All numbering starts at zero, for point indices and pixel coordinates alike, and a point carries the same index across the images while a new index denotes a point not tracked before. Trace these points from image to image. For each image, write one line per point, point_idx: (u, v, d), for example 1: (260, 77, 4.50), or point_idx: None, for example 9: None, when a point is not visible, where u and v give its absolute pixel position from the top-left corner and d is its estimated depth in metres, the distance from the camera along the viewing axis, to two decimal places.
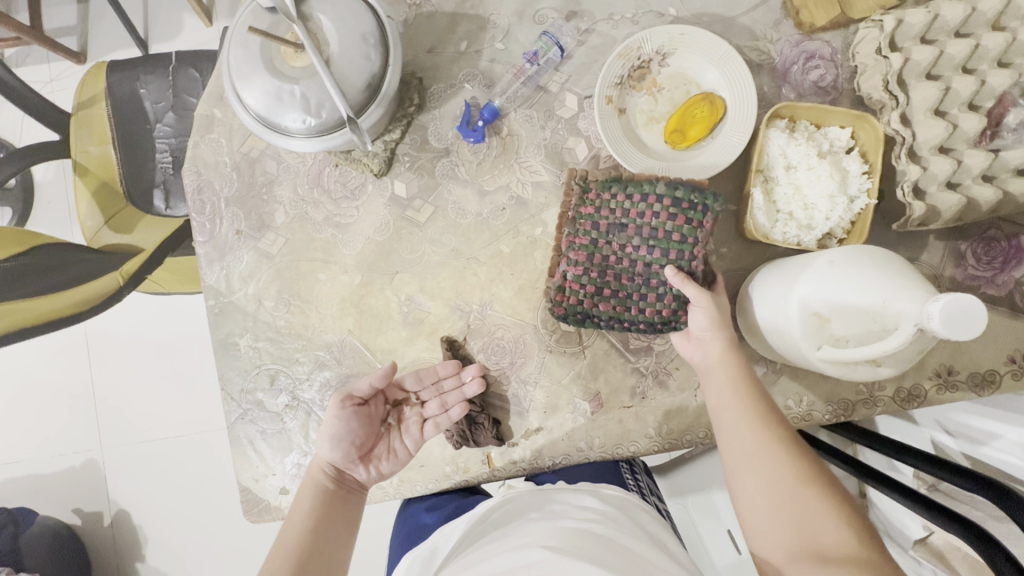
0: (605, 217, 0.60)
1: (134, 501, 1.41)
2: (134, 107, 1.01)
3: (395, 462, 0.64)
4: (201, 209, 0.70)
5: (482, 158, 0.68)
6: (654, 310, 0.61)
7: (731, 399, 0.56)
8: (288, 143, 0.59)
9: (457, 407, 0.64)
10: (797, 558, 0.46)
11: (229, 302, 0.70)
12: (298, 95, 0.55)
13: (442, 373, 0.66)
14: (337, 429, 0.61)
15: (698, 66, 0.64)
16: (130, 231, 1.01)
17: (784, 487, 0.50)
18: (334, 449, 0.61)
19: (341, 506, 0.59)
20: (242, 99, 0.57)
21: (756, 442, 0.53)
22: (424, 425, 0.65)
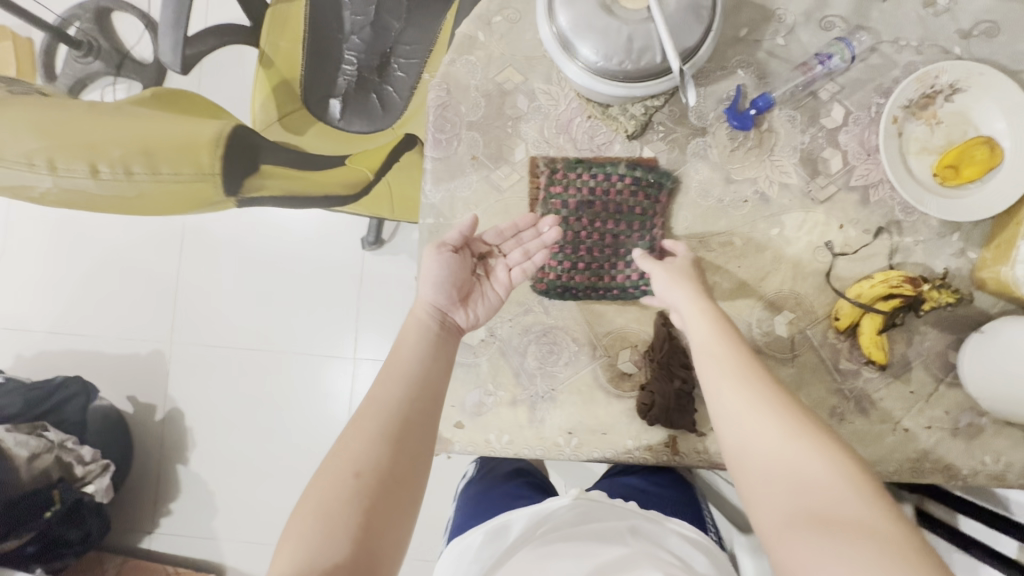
0: (572, 197, 0.66)
1: (192, 403, 1.39)
2: (332, 12, 1.00)
3: (489, 306, 0.62)
4: (442, 126, 0.69)
5: (737, 146, 0.68)
6: (625, 276, 0.67)
7: (725, 361, 0.52)
8: (566, 67, 0.59)
9: (542, 253, 0.63)
10: (795, 525, 0.40)
11: (448, 225, 0.69)
12: (622, 35, 0.55)
13: (521, 225, 0.64)
14: (438, 272, 0.59)
15: (984, 109, 0.64)
16: (299, 134, 0.99)
17: (784, 451, 0.44)
18: (437, 292, 0.59)
19: (443, 353, 0.57)
20: (554, 13, 0.58)
21: (755, 403, 0.48)
22: (511, 273, 0.63)
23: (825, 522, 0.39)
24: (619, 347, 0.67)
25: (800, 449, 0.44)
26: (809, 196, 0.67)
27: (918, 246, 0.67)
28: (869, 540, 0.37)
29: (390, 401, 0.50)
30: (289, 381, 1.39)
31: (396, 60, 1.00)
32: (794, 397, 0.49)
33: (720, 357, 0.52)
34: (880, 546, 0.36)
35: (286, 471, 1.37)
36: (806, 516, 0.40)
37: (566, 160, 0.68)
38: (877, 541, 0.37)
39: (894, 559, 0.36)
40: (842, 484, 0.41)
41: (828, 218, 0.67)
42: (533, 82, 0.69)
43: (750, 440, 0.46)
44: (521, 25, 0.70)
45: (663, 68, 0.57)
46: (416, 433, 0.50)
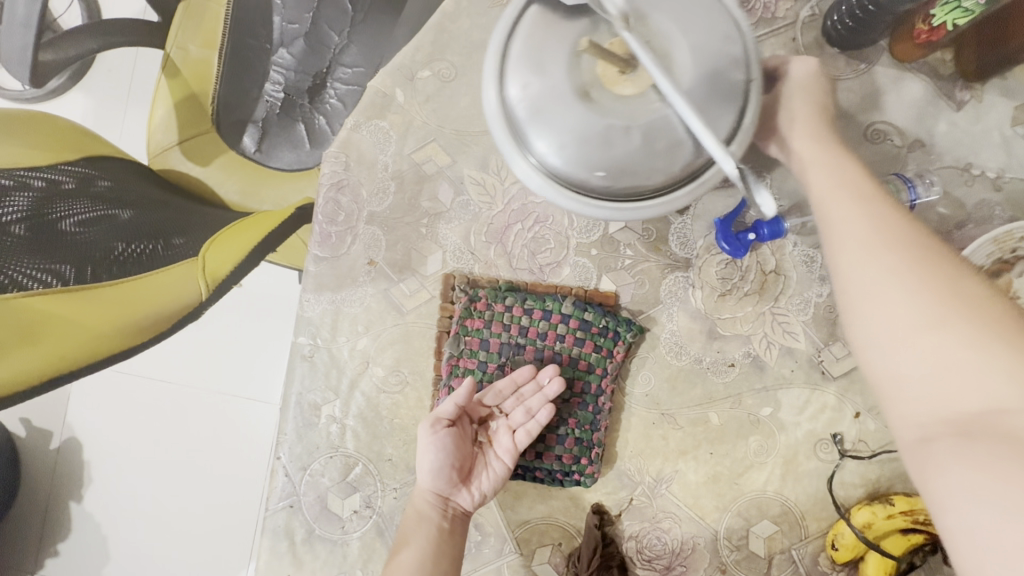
0: (495, 335, 0.48)
1: (94, 435, 1.22)
2: (260, 17, 0.80)
3: (495, 480, 0.48)
4: (333, 216, 0.51)
5: (729, 289, 0.49)
6: (554, 455, 0.49)
7: (857, 219, 0.34)
8: (512, 163, 0.36)
9: (545, 413, 0.47)
10: (935, 435, 0.29)
11: (327, 350, 0.51)
12: (632, 140, 0.32)
13: (517, 379, 0.48)
14: (430, 459, 0.46)
15: None
16: (204, 165, 0.80)
17: (919, 339, 0.30)
18: (435, 478, 0.47)
19: (457, 545, 0.46)
20: (504, 90, 0.35)
21: (887, 282, 0.32)
22: (515, 437, 0.48)
23: (970, 432, 0.28)
24: (536, 543, 0.50)
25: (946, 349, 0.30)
26: (819, 368, 0.49)
27: None
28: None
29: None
30: (203, 422, 1.21)
31: (332, 84, 0.81)
32: (951, 258, 0.32)
33: (844, 184, 0.36)
34: None
35: (188, 520, 1.21)
36: (948, 422, 0.29)
37: (492, 285, 0.49)
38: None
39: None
40: (1007, 376, 0.28)
41: (841, 400, 0.49)
42: (464, 168, 0.51)
43: (872, 306, 0.32)
44: (455, 85, 0.51)
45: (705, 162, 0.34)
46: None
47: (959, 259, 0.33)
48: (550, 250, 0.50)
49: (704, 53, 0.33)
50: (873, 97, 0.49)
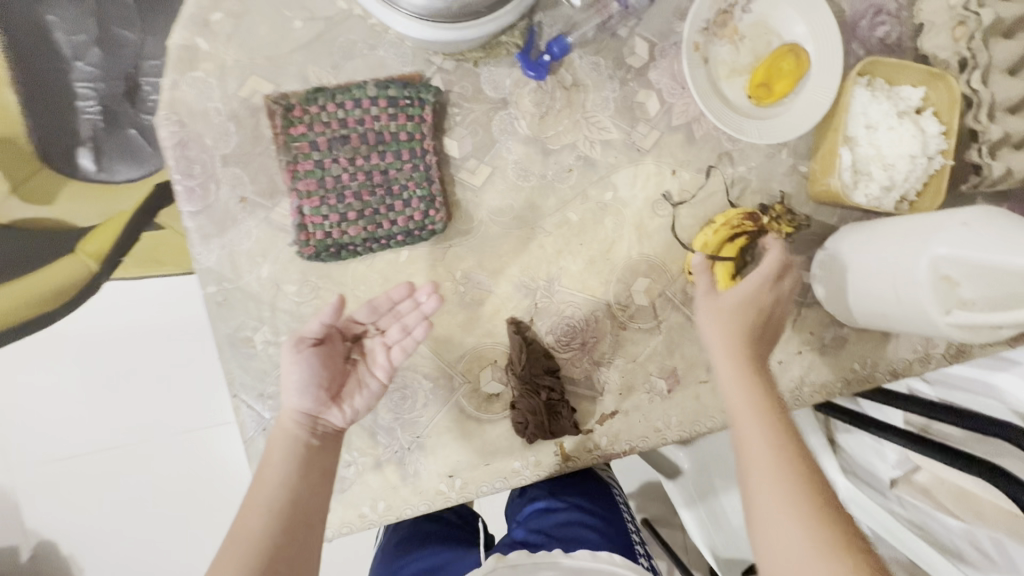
0: (320, 133, 0.55)
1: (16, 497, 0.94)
2: (40, 40, 0.78)
3: (369, 395, 0.53)
4: (189, 170, 0.55)
5: (545, 111, 0.59)
6: (407, 217, 0.57)
7: (738, 399, 0.49)
8: (392, 19, 0.49)
9: (421, 327, 0.53)
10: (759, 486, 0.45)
11: (237, 288, 0.56)
12: None
13: (395, 296, 0.54)
14: (299, 374, 0.50)
15: (781, 16, 0.59)
16: (50, 203, 0.80)
17: (782, 480, 0.43)
18: (303, 396, 0.51)
19: (323, 464, 0.50)
20: None
21: (760, 472, 0.44)
22: (391, 353, 0.54)
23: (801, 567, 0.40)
24: (477, 369, 0.60)
25: (759, 471, 0.45)
26: (633, 147, 0.61)
27: (752, 173, 0.63)
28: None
29: (252, 539, 0.45)
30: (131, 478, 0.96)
31: (146, 83, 0.81)
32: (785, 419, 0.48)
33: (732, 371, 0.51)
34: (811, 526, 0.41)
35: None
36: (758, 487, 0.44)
37: (303, 93, 0.55)
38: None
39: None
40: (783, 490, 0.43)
41: (658, 166, 0.61)
42: (289, 89, 0.56)
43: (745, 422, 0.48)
44: (249, 19, 0.55)
45: None
46: (308, 532, 0.47)
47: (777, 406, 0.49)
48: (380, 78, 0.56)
49: None
50: None
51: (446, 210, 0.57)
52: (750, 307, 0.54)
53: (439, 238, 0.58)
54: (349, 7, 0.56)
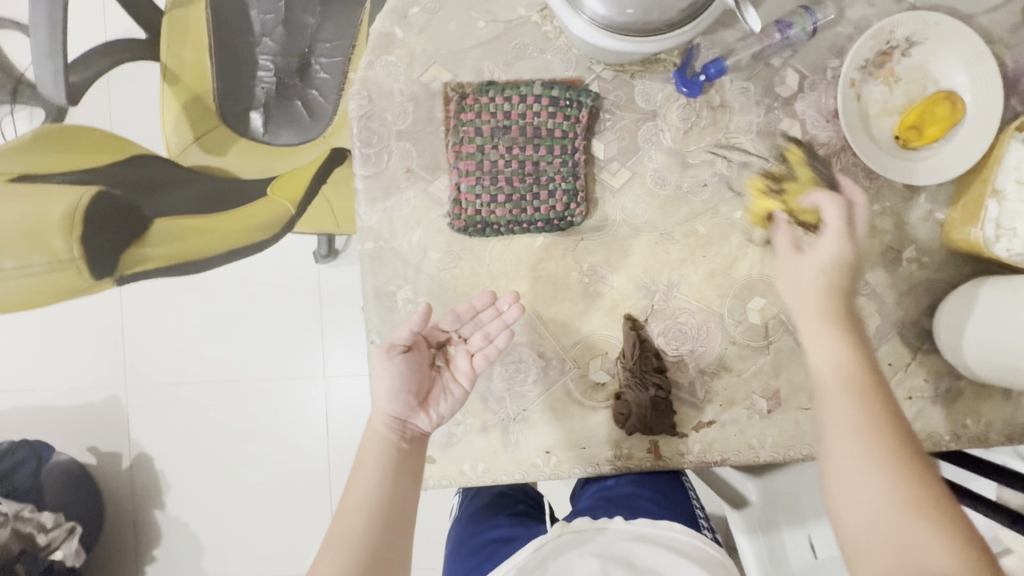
0: (486, 121, 0.61)
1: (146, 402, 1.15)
2: (238, 14, 0.90)
3: (453, 400, 0.58)
4: (369, 139, 0.62)
5: (690, 126, 0.63)
6: (549, 206, 0.62)
7: (856, 478, 0.45)
8: (571, 22, 0.54)
9: (503, 336, 0.59)
10: None
11: (390, 248, 0.63)
12: None
13: (480, 306, 0.60)
14: (390, 378, 0.55)
15: (942, 64, 0.60)
16: (221, 155, 0.90)
17: (885, 460, 0.44)
18: (393, 401, 0.55)
19: (411, 466, 0.54)
20: None
21: (851, 455, 0.46)
22: (473, 360, 0.59)
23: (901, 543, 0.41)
24: (588, 356, 0.63)
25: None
26: (770, 171, 0.63)
27: (886, 213, 0.64)
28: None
29: (353, 537, 0.48)
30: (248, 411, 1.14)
31: (316, 61, 0.92)
32: (925, 482, 0.43)
33: (832, 354, 0.51)
34: None
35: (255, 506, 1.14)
36: None
37: (477, 84, 0.62)
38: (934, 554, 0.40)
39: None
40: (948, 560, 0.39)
41: (791, 192, 0.63)
42: (463, 80, 0.62)
43: (850, 502, 0.44)
44: (441, 16, 0.62)
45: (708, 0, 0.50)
46: (400, 537, 0.50)
47: (921, 471, 0.44)
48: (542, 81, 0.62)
49: None
50: None
51: (585, 205, 0.62)
52: (837, 277, 0.54)
53: (574, 229, 0.62)
54: (528, 14, 0.62)
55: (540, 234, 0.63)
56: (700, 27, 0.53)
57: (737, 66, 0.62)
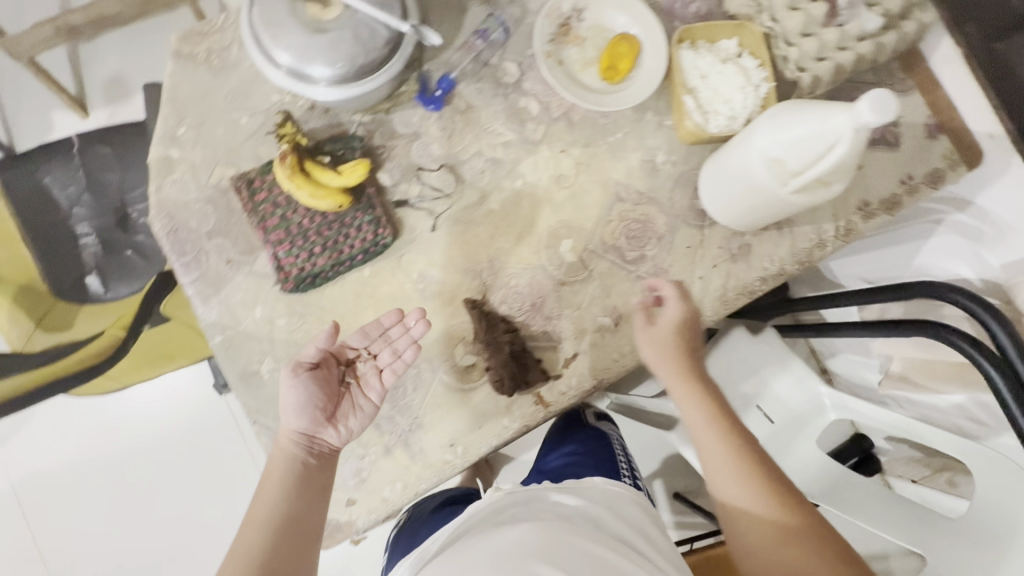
0: (278, 194, 0.68)
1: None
2: (42, 199, 0.94)
3: (362, 416, 0.65)
4: (183, 250, 0.68)
5: (450, 132, 0.74)
6: (362, 239, 0.69)
7: (712, 448, 0.66)
8: (317, 92, 0.63)
9: (410, 350, 0.65)
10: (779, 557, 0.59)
11: (238, 333, 0.67)
12: (361, 31, 0.61)
13: (387, 323, 0.65)
14: (296, 396, 0.62)
15: (609, 15, 0.75)
16: (69, 326, 0.90)
17: (738, 479, 0.64)
18: (300, 416, 0.63)
19: (317, 480, 0.62)
20: (277, 59, 0.61)
21: (723, 476, 0.65)
22: (382, 376, 0.65)
23: (739, 447, 0.66)
24: (451, 348, 0.70)
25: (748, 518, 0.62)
26: (529, 141, 0.76)
27: (629, 136, 0.77)
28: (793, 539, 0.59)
29: (258, 547, 0.56)
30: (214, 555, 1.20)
31: (134, 209, 0.96)
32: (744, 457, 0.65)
33: (675, 375, 0.70)
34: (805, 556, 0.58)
35: None
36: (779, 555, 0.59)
37: (258, 169, 0.69)
38: (803, 543, 0.59)
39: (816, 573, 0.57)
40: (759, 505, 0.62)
41: (552, 151, 0.76)
42: (247, 169, 0.70)
43: (739, 507, 0.63)
44: (207, 126, 0.70)
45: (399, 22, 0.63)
46: (306, 546, 0.58)
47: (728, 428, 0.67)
48: (311, 140, 0.69)
49: None
50: None
51: (392, 226, 0.70)
52: (687, 329, 0.70)
53: (392, 249, 0.70)
54: (281, 96, 0.72)
55: (366, 265, 0.70)
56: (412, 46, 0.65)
57: (466, 73, 0.75)
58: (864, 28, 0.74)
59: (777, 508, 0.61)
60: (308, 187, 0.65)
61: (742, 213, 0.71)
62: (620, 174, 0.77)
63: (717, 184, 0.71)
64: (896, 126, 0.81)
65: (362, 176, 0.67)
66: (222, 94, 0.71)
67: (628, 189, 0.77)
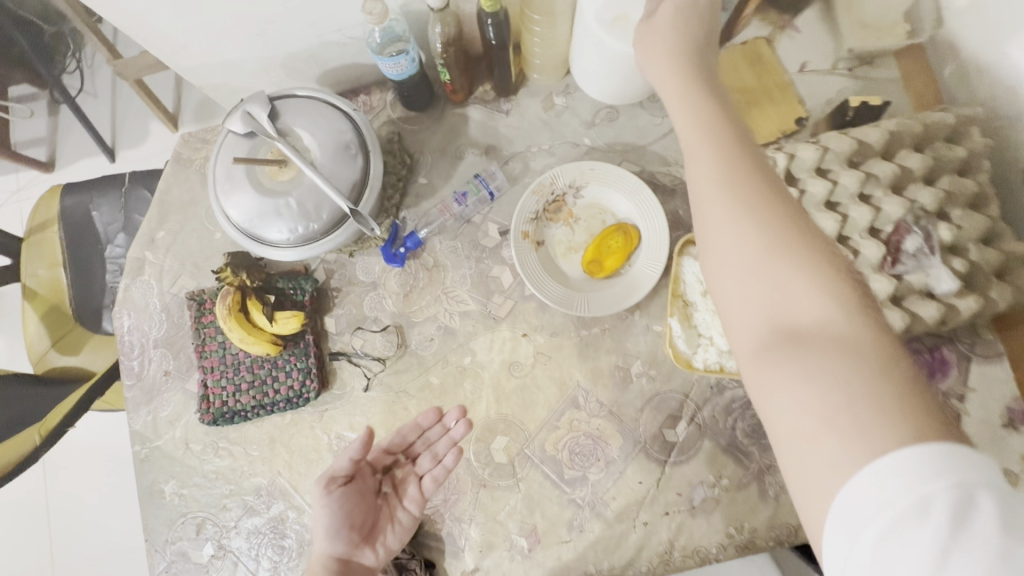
0: None
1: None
2: (86, 228, 1.04)
3: (401, 530, 0.59)
4: (130, 352, 0.70)
5: (409, 289, 0.69)
6: (287, 386, 0.67)
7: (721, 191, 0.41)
8: (272, 253, 0.60)
9: (450, 454, 0.60)
10: (803, 392, 0.33)
11: (156, 447, 0.68)
12: (316, 199, 0.58)
13: (426, 425, 0.61)
14: (330, 516, 0.56)
15: (612, 197, 0.66)
16: (77, 352, 1.00)
17: (769, 266, 0.38)
18: (334, 540, 0.56)
19: None
20: (234, 220, 0.59)
21: (738, 241, 0.39)
22: (422, 484, 0.60)
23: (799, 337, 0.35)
24: None
25: (764, 337, 0.37)
26: (490, 316, 0.68)
27: (606, 335, 0.67)
28: (834, 349, 0.33)
29: None
30: None
31: None
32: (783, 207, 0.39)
33: (676, 89, 0.48)
34: (855, 360, 0.32)
35: None
36: (783, 333, 0.36)
37: (213, 290, 0.69)
38: (854, 353, 0.32)
39: (884, 419, 0.30)
40: (806, 288, 0.36)
41: (512, 333, 0.68)
42: (207, 286, 0.71)
43: (738, 286, 0.39)
44: (183, 234, 0.72)
45: (359, 185, 0.59)
46: None
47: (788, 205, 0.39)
48: (264, 275, 0.68)
49: (323, 127, 0.59)
50: (454, 129, 0.71)
51: (320, 378, 0.67)
52: (696, 27, 0.50)
53: (315, 401, 0.67)
54: None
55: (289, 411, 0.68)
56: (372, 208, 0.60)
57: (444, 229, 0.70)
58: (934, 287, 0.57)
59: (834, 346, 0.33)
60: (241, 329, 0.64)
61: (613, 88, 0.66)
62: (584, 376, 0.67)
63: (591, 83, 0.67)
64: (964, 402, 0.62)
65: (296, 328, 0.65)
66: (204, 206, 0.72)
67: (588, 395, 0.66)
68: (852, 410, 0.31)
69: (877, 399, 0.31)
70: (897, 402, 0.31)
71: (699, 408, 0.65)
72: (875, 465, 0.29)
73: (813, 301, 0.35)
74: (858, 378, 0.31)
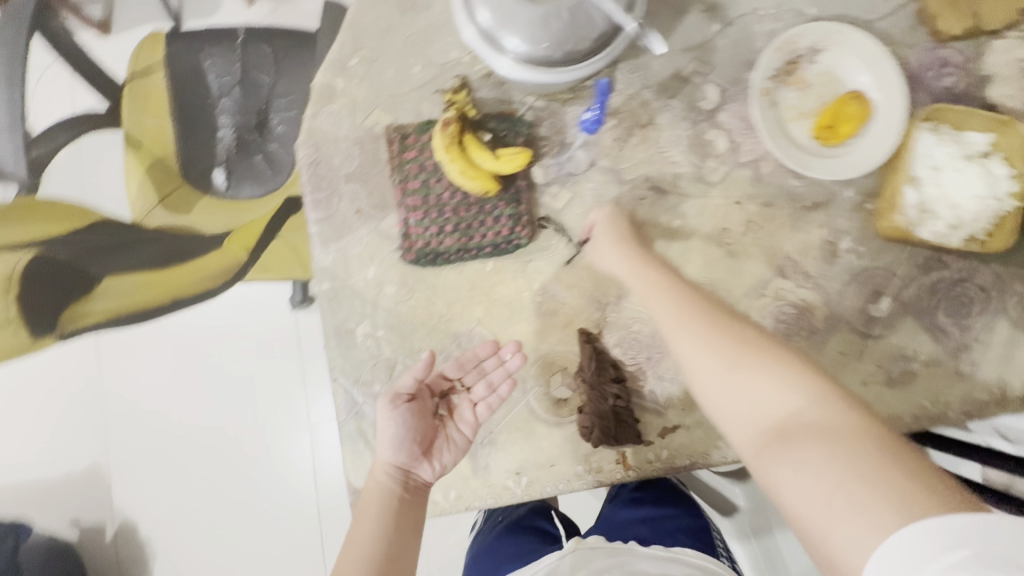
0: (427, 158, 0.64)
1: (133, 461, 1.09)
2: (195, 80, 0.94)
3: (456, 450, 0.59)
4: (318, 185, 0.65)
5: (622, 144, 0.66)
6: (495, 232, 0.64)
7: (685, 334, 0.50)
8: (497, 62, 0.56)
9: (505, 384, 0.60)
10: (801, 466, 0.38)
11: (347, 286, 0.65)
12: (578, 17, 0.53)
13: (481, 354, 0.61)
14: (393, 428, 0.56)
15: (849, 66, 0.64)
16: (188, 212, 0.93)
17: (734, 376, 0.46)
18: (397, 450, 0.56)
19: (409, 509, 0.54)
20: (477, 21, 0.55)
21: (708, 365, 0.48)
22: (477, 409, 0.60)
23: (788, 433, 0.41)
24: (551, 372, 0.65)
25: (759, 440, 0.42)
26: (703, 180, 0.67)
27: (820, 210, 0.67)
28: (825, 440, 0.38)
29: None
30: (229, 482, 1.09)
31: (274, 116, 0.96)
32: (726, 317, 0.50)
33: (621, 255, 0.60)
34: (827, 435, 0.38)
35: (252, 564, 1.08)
36: (770, 430, 0.42)
37: (418, 124, 0.65)
38: (843, 439, 0.38)
39: (896, 500, 0.34)
40: (778, 390, 0.43)
41: (725, 199, 0.67)
42: (405, 122, 0.66)
43: (724, 399, 0.46)
44: (379, 64, 0.66)
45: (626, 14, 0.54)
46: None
47: (729, 316, 0.50)
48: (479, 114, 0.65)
49: None
50: None
51: (530, 228, 0.65)
52: None
53: (522, 250, 0.65)
54: (460, 55, 0.66)
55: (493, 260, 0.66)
56: (626, 43, 0.57)
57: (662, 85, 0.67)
58: None
59: (818, 429, 0.39)
60: (459, 162, 0.60)
61: None
62: (793, 248, 0.67)
63: None
64: None
65: (519, 167, 0.61)
66: (402, 35, 0.66)
67: (795, 266, 0.66)
68: (854, 488, 0.35)
69: (873, 478, 0.35)
70: (897, 471, 0.35)
71: (903, 286, 0.66)
72: (897, 533, 0.33)
73: (785, 399, 0.42)
74: (842, 461, 0.36)
